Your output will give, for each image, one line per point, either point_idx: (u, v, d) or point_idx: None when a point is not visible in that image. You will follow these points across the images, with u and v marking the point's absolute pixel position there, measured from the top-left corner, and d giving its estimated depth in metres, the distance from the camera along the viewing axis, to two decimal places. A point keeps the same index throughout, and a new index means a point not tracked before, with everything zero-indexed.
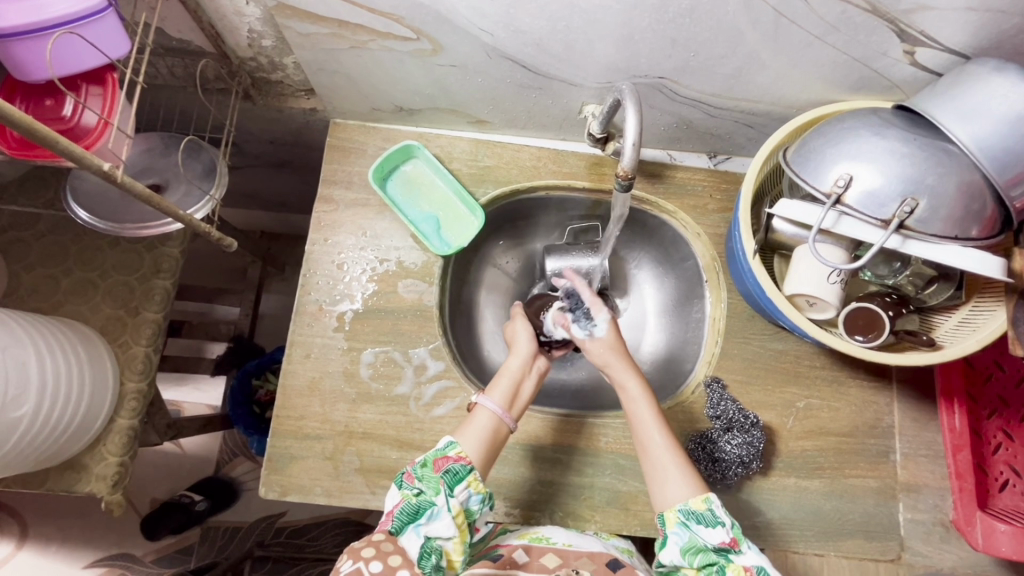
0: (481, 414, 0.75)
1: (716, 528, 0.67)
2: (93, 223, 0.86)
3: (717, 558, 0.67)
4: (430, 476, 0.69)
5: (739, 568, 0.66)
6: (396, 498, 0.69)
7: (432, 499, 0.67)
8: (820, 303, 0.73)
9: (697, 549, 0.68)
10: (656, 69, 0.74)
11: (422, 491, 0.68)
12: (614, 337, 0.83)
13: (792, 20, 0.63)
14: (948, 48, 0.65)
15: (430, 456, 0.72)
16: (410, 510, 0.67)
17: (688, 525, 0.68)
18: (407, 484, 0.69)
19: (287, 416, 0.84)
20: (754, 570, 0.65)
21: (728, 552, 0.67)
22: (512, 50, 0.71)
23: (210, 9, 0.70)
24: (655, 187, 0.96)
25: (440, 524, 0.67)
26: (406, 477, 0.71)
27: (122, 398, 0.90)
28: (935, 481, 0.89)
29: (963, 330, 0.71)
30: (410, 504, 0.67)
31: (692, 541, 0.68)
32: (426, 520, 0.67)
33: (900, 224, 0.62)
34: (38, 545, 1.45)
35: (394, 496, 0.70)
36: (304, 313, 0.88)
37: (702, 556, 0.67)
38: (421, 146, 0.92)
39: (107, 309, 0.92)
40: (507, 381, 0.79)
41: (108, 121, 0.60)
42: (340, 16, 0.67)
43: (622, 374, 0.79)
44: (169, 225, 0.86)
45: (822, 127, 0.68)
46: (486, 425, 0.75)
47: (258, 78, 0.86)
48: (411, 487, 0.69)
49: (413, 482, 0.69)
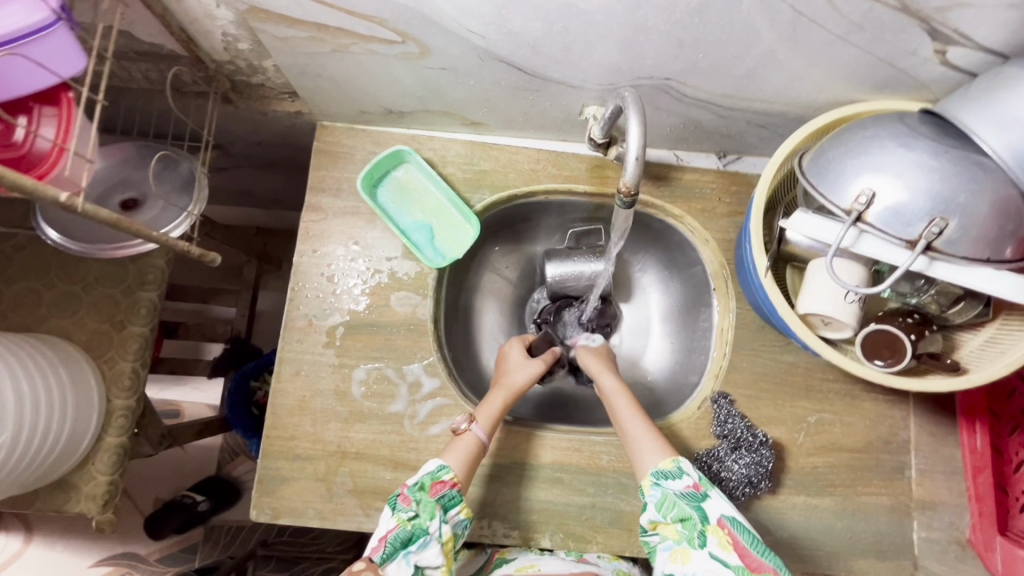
0: (468, 437, 0.75)
1: (682, 478, 0.70)
2: (65, 246, 0.88)
3: (695, 514, 0.68)
4: (426, 498, 0.69)
5: (715, 528, 0.68)
6: (388, 524, 0.67)
7: (425, 527, 0.67)
8: (835, 323, 0.68)
9: (671, 503, 0.69)
10: (662, 71, 0.68)
11: (416, 514, 0.68)
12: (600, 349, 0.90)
13: (813, 19, 0.58)
14: (983, 47, 0.59)
15: (426, 477, 0.70)
16: (402, 539, 0.66)
17: (659, 483, 0.70)
18: (402, 506, 0.68)
19: (278, 436, 0.81)
20: (725, 519, 0.68)
21: (700, 499, 0.69)
22: (505, 52, 0.66)
23: (178, 11, 0.65)
24: (660, 191, 0.91)
25: (429, 552, 0.67)
26: (400, 498, 0.69)
27: (109, 416, 0.88)
28: (951, 498, 0.85)
29: (989, 351, 0.66)
30: (403, 530, 0.66)
31: (665, 497, 0.70)
32: (417, 547, 0.66)
33: (927, 245, 0.57)
34: (47, 541, 1.40)
35: (386, 521, 0.68)
36: (293, 328, 0.84)
37: (677, 509, 0.69)
38: (412, 150, 0.87)
39: (92, 323, 0.89)
40: (496, 406, 0.79)
41: (63, 146, 0.55)
42: (318, 19, 0.62)
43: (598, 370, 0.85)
44: (143, 247, 0.89)
45: (842, 134, 0.63)
46: (472, 443, 0.75)
47: (238, 81, 0.81)
48: (405, 511, 0.68)
49: (409, 505, 0.68)
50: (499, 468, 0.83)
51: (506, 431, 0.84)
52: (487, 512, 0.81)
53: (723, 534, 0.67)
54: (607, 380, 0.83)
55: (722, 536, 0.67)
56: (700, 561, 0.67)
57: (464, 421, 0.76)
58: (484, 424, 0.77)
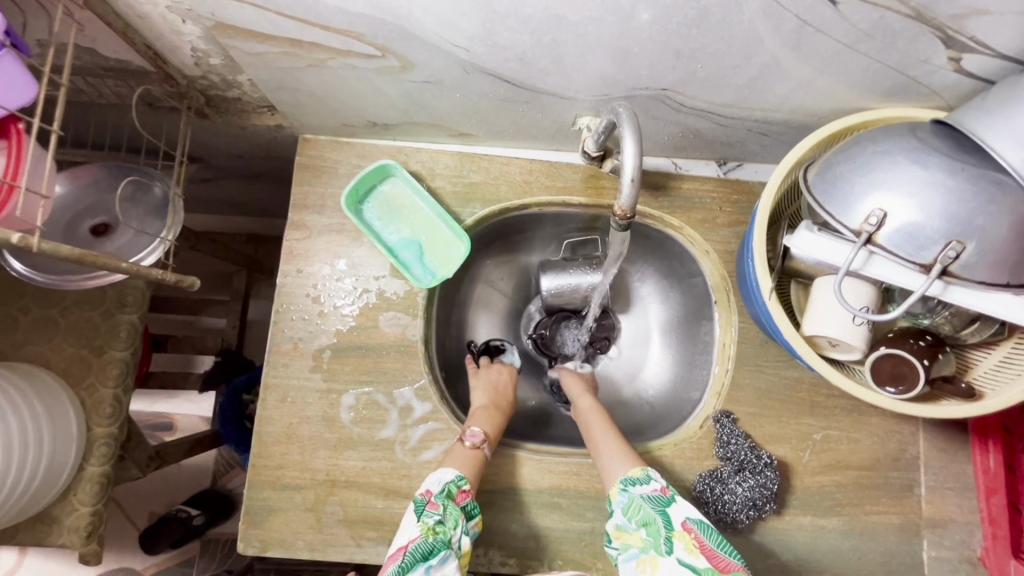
0: (474, 449, 0.75)
1: (650, 483, 0.69)
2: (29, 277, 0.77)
3: (659, 519, 0.65)
4: (452, 506, 0.69)
5: (681, 533, 0.64)
6: (412, 532, 0.66)
7: (449, 537, 0.66)
8: (843, 345, 0.65)
9: (638, 507, 0.67)
10: (659, 81, 0.65)
11: (442, 520, 0.67)
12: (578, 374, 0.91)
13: (818, 27, 0.54)
14: (1001, 54, 0.55)
15: (450, 484, 0.70)
16: (423, 550, 0.63)
17: (627, 489, 0.69)
18: (428, 512, 0.67)
19: (265, 465, 0.79)
20: (690, 522, 0.64)
21: (666, 503, 0.67)
22: (492, 65, 0.62)
23: (142, 27, 0.60)
24: (658, 201, 0.87)
25: (450, 567, 0.64)
26: (426, 504, 0.68)
27: (91, 445, 0.85)
28: (962, 516, 0.82)
29: (1005, 373, 0.63)
30: (425, 542, 0.64)
31: (632, 501, 0.68)
32: (438, 562, 0.63)
33: (943, 270, 0.54)
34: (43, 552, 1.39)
35: (411, 527, 0.66)
36: (278, 352, 0.81)
37: (642, 513, 0.66)
38: (398, 164, 0.83)
39: (70, 349, 0.86)
40: (496, 420, 0.80)
41: (14, 184, 0.51)
42: (291, 34, 0.58)
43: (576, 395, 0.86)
44: (114, 276, 0.78)
45: (850, 148, 0.59)
46: (483, 460, 0.75)
47: (213, 96, 0.77)
48: (432, 516, 0.67)
49: (436, 510, 0.68)
50: (494, 493, 0.80)
51: (501, 454, 0.81)
52: (482, 539, 0.79)
53: (690, 538, 0.63)
54: (584, 403, 0.84)
55: (690, 542, 0.63)
56: (668, 568, 0.62)
57: (479, 438, 0.76)
58: (492, 441, 0.78)
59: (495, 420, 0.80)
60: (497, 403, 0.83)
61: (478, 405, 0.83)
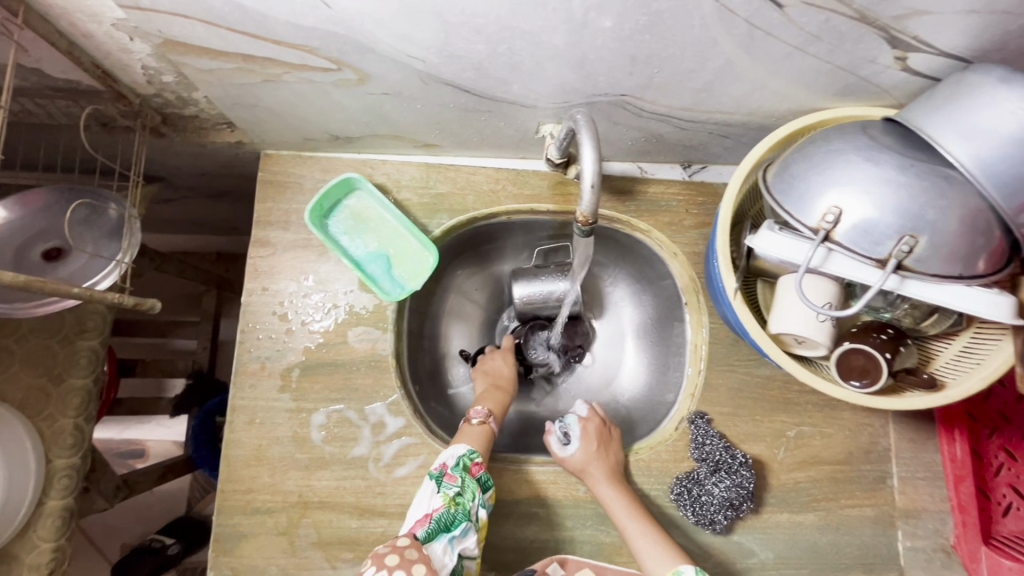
0: (482, 423, 0.78)
1: None
2: None
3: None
4: (469, 479, 0.70)
5: None
6: (435, 502, 0.67)
7: (468, 509, 0.68)
8: (809, 342, 0.65)
9: None
10: (617, 87, 0.65)
11: (461, 493, 0.69)
12: (589, 446, 0.79)
13: (768, 31, 0.55)
14: (944, 52, 0.56)
15: (465, 457, 0.72)
16: (446, 520, 0.65)
17: None
18: (447, 483, 0.69)
19: (234, 490, 0.76)
20: None
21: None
22: (450, 75, 0.62)
23: (89, 46, 0.59)
24: (625, 205, 0.88)
25: (471, 539, 0.66)
26: (444, 476, 0.70)
27: (50, 478, 0.81)
28: (934, 505, 0.84)
29: (965, 362, 0.64)
30: (448, 512, 0.66)
31: None
32: (460, 534, 0.65)
33: (898, 264, 0.54)
34: None
35: (432, 497, 0.68)
36: (245, 373, 0.79)
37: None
38: (362, 177, 0.82)
39: (26, 379, 0.83)
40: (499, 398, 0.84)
41: None
42: (242, 50, 0.57)
43: (598, 479, 0.76)
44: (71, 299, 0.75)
45: (806, 148, 0.60)
46: (493, 433, 0.78)
47: (169, 114, 0.75)
48: (451, 488, 0.69)
49: (454, 482, 0.69)
50: None
51: None
52: None
53: None
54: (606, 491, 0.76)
55: None
56: None
57: (484, 414, 0.80)
58: (497, 417, 0.82)
59: (497, 400, 0.84)
60: (498, 384, 0.88)
61: (480, 390, 0.87)
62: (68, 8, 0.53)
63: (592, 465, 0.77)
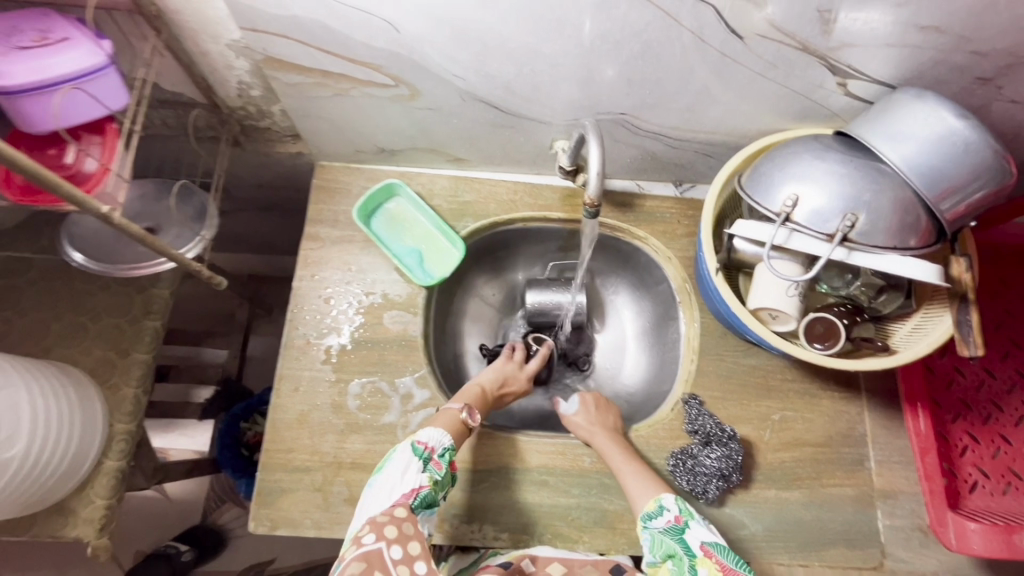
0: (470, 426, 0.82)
1: (664, 515, 0.77)
2: (87, 266, 0.89)
3: (679, 548, 0.75)
4: (449, 471, 0.77)
5: (703, 559, 0.73)
6: (418, 480, 0.74)
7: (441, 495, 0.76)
8: (782, 316, 0.77)
9: (661, 543, 0.75)
10: (617, 107, 0.80)
11: (441, 480, 0.76)
12: (588, 411, 0.90)
13: (734, 58, 0.70)
14: (875, 79, 0.72)
15: (450, 451, 0.77)
16: (428, 500, 0.74)
17: (648, 527, 0.77)
18: (433, 468, 0.75)
19: (276, 449, 0.86)
20: (708, 547, 0.74)
21: (682, 531, 0.76)
22: (483, 92, 0.77)
23: (202, 63, 0.75)
24: (625, 216, 1.01)
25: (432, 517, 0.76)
26: (431, 459, 0.76)
27: (111, 440, 0.91)
28: (909, 487, 0.91)
29: (915, 336, 0.76)
30: (431, 493, 0.74)
31: (655, 540, 0.76)
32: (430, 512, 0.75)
33: (845, 238, 0.67)
34: None
35: (416, 475, 0.74)
36: (292, 347, 0.90)
37: (664, 546, 0.75)
38: (402, 184, 0.97)
39: (97, 351, 0.94)
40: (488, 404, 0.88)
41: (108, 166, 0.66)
42: (324, 66, 0.73)
43: (599, 437, 0.86)
44: (163, 265, 0.88)
45: (771, 154, 0.74)
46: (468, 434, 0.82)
47: (246, 125, 0.91)
48: (437, 473, 0.76)
49: (439, 470, 0.76)
50: (487, 473, 0.87)
51: (495, 439, 0.89)
52: (476, 515, 0.86)
53: (712, 563, 0.73)
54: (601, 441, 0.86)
55: (707, 561, 0.73)
56: None
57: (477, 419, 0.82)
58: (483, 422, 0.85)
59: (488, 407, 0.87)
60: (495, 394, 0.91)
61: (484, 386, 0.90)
62: (197, 31, 0.69)
63: (593, 427, 0.88)
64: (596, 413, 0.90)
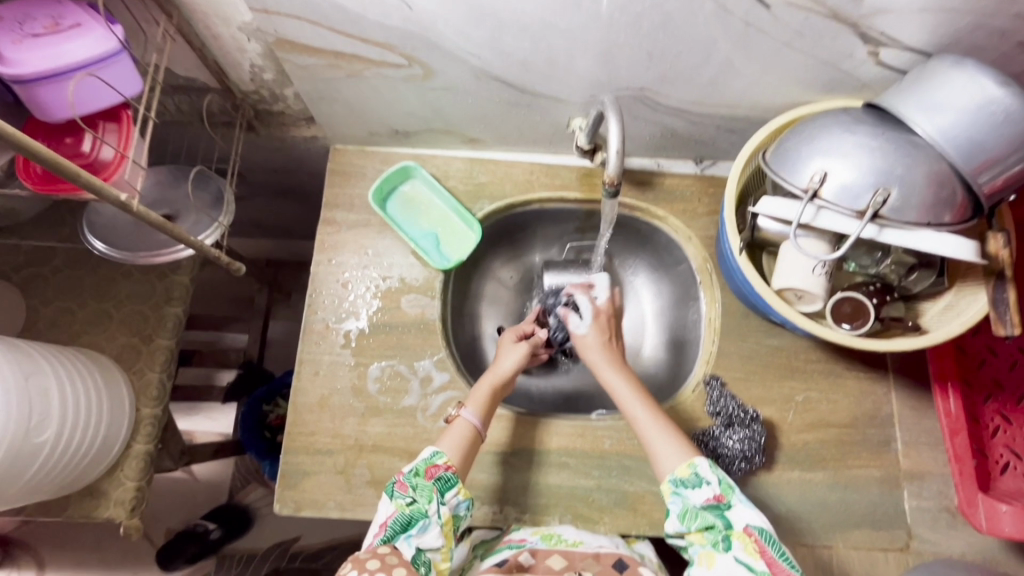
0: (461, 422, 0.80)
1: (701, 488, 0.74)
2: (110, 253, 0.89)
3: (718, 522, 0.72)
4: (422, 483, 0.73)
5: (741, 534, 0.71)
6: (389, 509, 0.72)
7: (424, 511, 0.71)
8: (807, 296, 0.75)
9: (692, 513, 0.73)
10: (637, 81, 0.78)
11: (413, 500, 0.72)
12: (595, 335, 0.91)
13: (759, 28, 0.67)
14: (909, 46, 0.68)
15: (421, 464, 0.75)
16: (401, 522, 0.70)
17: (680, 492, 0.74)
18: (399, 493, 0.73)
19: (299, 433, 0.87)
20: (751, 527, 0.71)
21: (723, 509, 0.73)
22: (498, 70, 0.76)
23: (214, 46, 0.75)
24: (644, 194, 0.99)
25: (429, 535, 0.71)
26: (398, 485, 0.74)
27: (138, 424, 0.93)
28: (937, 467, 0.89)
29: (947, 314, 0.74)
30: (403, 514, 0.71)
31: (686, 507, 0.74)
32: (417, 531, 0.71)
33: (875, 214, 0.65)
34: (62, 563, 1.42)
35: (387, 505, 0.73)
36: (311, 332, 0.91)
37: (700, 519, 0.73)
38: (417, 166, 0.96)
39: (122, 338, 0.95)
40: (484, 392, 0.83)
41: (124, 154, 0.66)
42: (337, 47, 0.72)
43: (610, 375, 0.86)
44: (182, 251, 0.89)
45: (798, 128, 0.71)
46: (473, 434, 0.79)
47: (260, 110, 0.90)
48: (403, 497, 0.72)
49: (406, 492, 0.73)
50: (507, 455, 0.88)
51: (515, 421, 0.89)
52: (497, 496, 0.86)
53: (750, 540, 0.70)
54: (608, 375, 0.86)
55: (747, 541, 0.70)
56: (725, 564, 0.70)
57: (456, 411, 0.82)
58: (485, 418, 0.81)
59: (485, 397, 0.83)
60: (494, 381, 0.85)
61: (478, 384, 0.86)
62: (208, 13, 0.69)
63: (598, 349, 0.90)
64: (603, 341, 0.91)
